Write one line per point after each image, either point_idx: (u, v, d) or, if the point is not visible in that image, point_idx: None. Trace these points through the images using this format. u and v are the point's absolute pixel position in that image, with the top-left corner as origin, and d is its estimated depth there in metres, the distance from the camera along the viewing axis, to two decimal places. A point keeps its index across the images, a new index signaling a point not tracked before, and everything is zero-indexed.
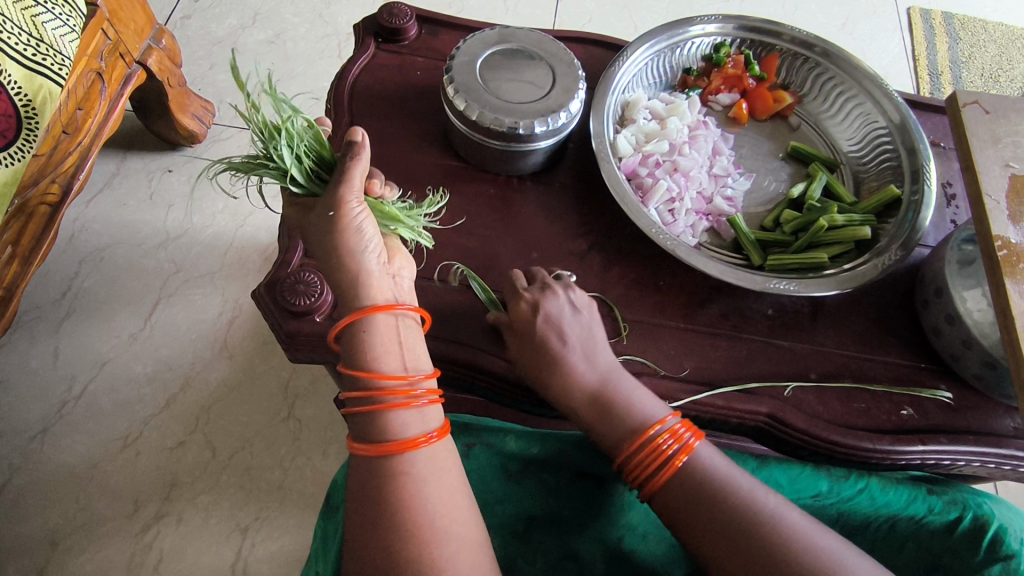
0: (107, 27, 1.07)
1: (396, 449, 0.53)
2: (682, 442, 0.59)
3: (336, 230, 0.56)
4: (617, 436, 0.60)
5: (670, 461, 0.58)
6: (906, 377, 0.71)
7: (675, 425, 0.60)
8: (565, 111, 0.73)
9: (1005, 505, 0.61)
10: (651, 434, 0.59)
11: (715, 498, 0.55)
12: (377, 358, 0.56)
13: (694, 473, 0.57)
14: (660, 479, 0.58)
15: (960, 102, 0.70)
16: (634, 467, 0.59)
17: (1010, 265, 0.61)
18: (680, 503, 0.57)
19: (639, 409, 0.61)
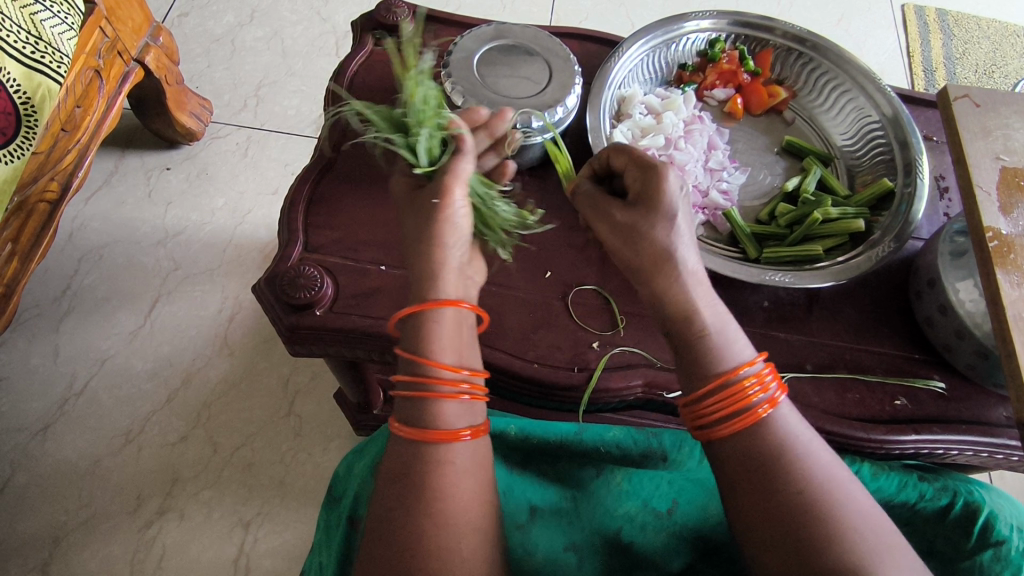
0: (104, 25, 1.07)
1: (439, 437, 0.52)
2: (770, 395, 0.52)
3: (434, 217, 0.58)
4: (699, 367, 0.54)
5: (751, 412, 0.51)
6: (900, 367, 0.72)
7: (766, 374, 0.53)
8: (561, 106, 0.74)
9: (998, 493, 0.62)
10: (740, 376, 0.52)
11: (780, 463, 0.49)
12: (436, 347, 0.56)
13: (769, 434, 0.50)
14: (732, 426, 0.51)
15: (950, 97, 0.71)
16: (705, 406, 0.53)
17: (1000, 256, 0.61)
18: (740, 463, 0.50)
19: (730, 348, 0.54)
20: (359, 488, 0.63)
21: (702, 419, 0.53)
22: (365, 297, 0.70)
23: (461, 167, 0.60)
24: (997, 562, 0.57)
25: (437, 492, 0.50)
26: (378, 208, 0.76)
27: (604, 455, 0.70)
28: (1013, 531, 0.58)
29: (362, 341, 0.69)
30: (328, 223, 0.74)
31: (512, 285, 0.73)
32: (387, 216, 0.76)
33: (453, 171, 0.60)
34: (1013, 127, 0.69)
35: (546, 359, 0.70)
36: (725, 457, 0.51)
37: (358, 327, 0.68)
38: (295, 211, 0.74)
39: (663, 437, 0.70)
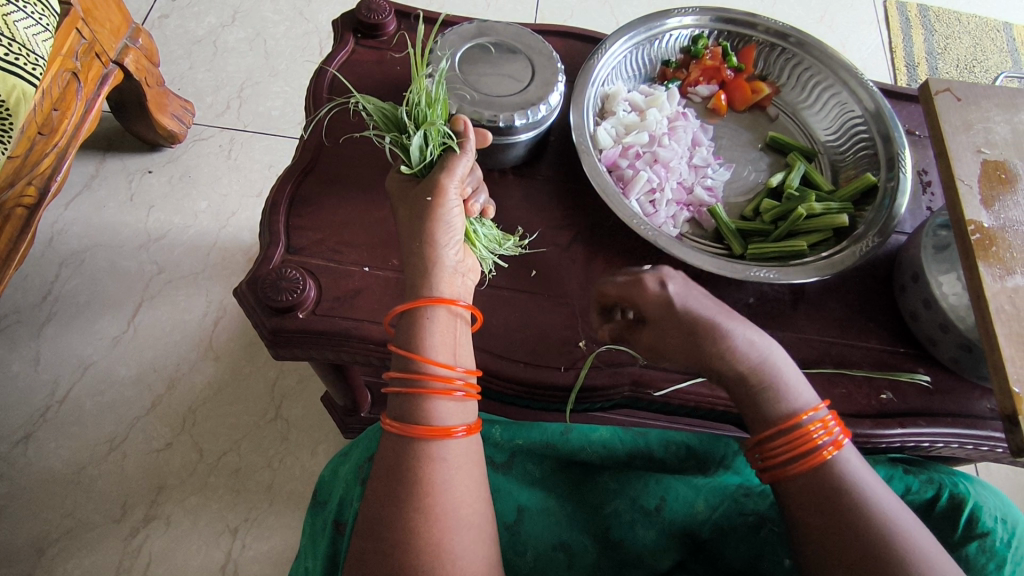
0: (81, 26, 1.05)
1: (434, 435, 0.53)
2: (834, 437, 0.54)
3: (429, 215, 0.59)
4: (765, 414, 0.56)
5: (816, 452, 0.53)
6: (885, 361, 0.72)
7: (829, 418, 0.55)
8: (545, 104, 0.73)
9: (984, 486, 0.62)
10: (804, 420, 0.55)
11: (846, 501, 0.50)
12: (429, 345, 0.56)
13: (838, 475, 0.52)
14: (800, 466, 0.53)
15: (932, 90, 0.71)
16: (773, 447, 0.55)
17: (983, 249, 0.62)
18: (816, 503, 0.51)
19: (795, 398, 0.57)
20: (342, 492, 0.62)
21: (771, 461, 0.55)
22: (349, 299, 0.69)
23: (456, 164, 0.62)
24: (983, 553, 0.57)
25: (422, 496, 0.50)
26: (360, 208, 0.75)
27: (590, 454, 0.69)
28: (998, 523, 0.58)
29: (345, 343, 0.68)
30: (309, 225, 0.73)
31: (497, 284, 0.73)
32: (370, 217, 0.75)
33: (450, 169, 0.62)
34: (994, 120, 0.70)
35: (532, 359, 0.69)
36: (798, 498, 0.53)
37: (340, 329, 0.68)
38: (276, 212, 0.73)
39: (654, 440, 0.71)
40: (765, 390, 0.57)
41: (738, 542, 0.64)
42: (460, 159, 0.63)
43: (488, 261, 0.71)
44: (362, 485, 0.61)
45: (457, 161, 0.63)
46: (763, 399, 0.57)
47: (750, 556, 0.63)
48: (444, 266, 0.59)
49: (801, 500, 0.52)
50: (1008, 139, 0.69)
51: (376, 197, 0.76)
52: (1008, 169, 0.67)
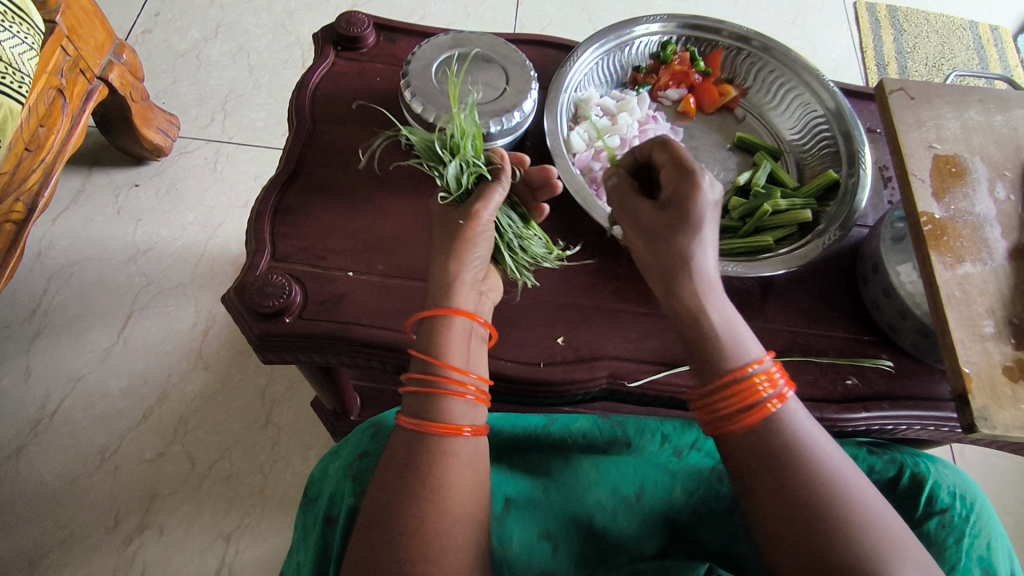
0: (66, 44, 1.07)
1: (446, 431, 0.55)
2: (778, 389, 0.53)
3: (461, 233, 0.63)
4: (711, 367, 0.55)
5: (760, 405, 0.52)
6: (851, 348, 0.75)
7: (773, 370, 0.54)
8: (519, 111, 0.76)
9: (945, 465, 0.66)
10: (748, 373, 0.54)
11: (785, 458, 0.50)
12: (448, 350, 0.59)
13: (780, 432, 0.51)
14: (743, 421, 0.52)
15: (887, 89, 0.75)
16: (715, 401, 0.54)
17: (935, 239, 0.65)
18: (757, 463, 0.51)
19: (742, 347, 0.55)
20: (332, 488, 0.65)
21: (716, 416, 0.54)
22: (334, 303, 0.72)
23: (493, 194, 0.66)
24: (944, 528, 0.61)
25: (404, 486, 0.52)
26: (343, 215, 0.78)
27: (572, 445, 0.72)
28: (957, 498, 0.62)
29: (333, 345, 0.71)
30: (294, 232, 0.76)
31: None
32: (353, 223, 0.77)
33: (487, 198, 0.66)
34: (944, 117, 0.73)
35: (512, 355, 0.72)
36: (740, 454, 0.52)
37: (326, 332, 0.70)
38: (262, 221, 0.76)
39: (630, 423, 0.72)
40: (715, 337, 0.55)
41: (716, 526, 0.68)
42: (496, 189, 0.66)
43: (524, 275, 0.75)
44: (353, 480, 0.63)
45: (494, 191, 0.66)
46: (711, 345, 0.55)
47: (726, 538, 0.67)
48: (464, 280, 0.63)
49: (743, 458, 0.52)
50: (958, 134, 0.72)
51: (358, 204, 0.79)
52: (958, 163, 0.70)
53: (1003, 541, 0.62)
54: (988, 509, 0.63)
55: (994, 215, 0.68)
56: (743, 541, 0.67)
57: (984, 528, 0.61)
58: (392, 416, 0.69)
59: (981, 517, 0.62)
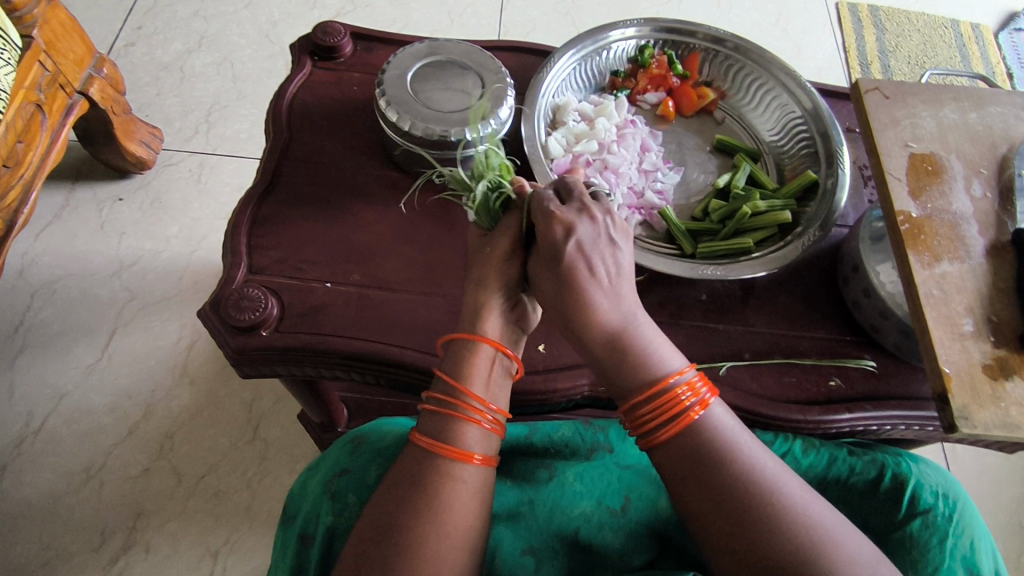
0: (44, 58, 1.07)
1: (455, 455, 0.54)
2: (701, 397, 0.54)
3: (492, 261, 0.62)
4: (631, 382, 0.56)
5: (682, 413, 0.53)
6: (833, 349, 0.75)
7: (696, 379, 0.55)
8: (494, 118, 0.75)
9: (927, 465, 0.66)
10: (670, 384, 0.55)
11: (712, 465, 0.51)
12: (471, 375, 0.58)
13: (704, 439, 0.52)
14: (668, 432, 0.54)
15: (862, 89, 0.75)
16: (642, 415, 0.55)
17: (912, 238, 0.65)
18: (684, 471, 0.52)
19: (659, 358, 0.56)
20: (310, 506, 0.63)
21: (640, 430, 0.55)
22: (312, 315, 0.71)
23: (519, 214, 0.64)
24: (926, 529, 0.60)
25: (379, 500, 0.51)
26: (320, 226, 0.77)
27: (554, 454, 0.72)
28: (938, 498, 0.62)
29: (311, 358, 0.70)
30: (270, 245, 0.75)
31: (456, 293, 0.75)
32: (330, 234, 0.77)
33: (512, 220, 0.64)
34: (920, 116, 0.73)
35: None
36: (669, 467, 0.53)
37: (304, 345, 0.69)
38: (239, 233, 0.75)
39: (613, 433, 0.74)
40: (635, 351, 0.56)
41: None
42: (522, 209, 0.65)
43: None
44: (333, 498, 0.62)
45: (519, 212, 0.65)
46: (630, 360, 0.56)
47: None
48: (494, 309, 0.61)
49: (670, 469, 0.53)
50: (934, 133, 0.72)
51: (335, 215, 0.78)
52: (934, 162, 0.70)
53: (986, 539, 0.63)
54: (970, 508, 0.64)
55: (970, 213, 0.68)
56: None
57: (967, 527, 0.61)
58: (372, 430, 0.68)
59: (964, 516, 0.62)
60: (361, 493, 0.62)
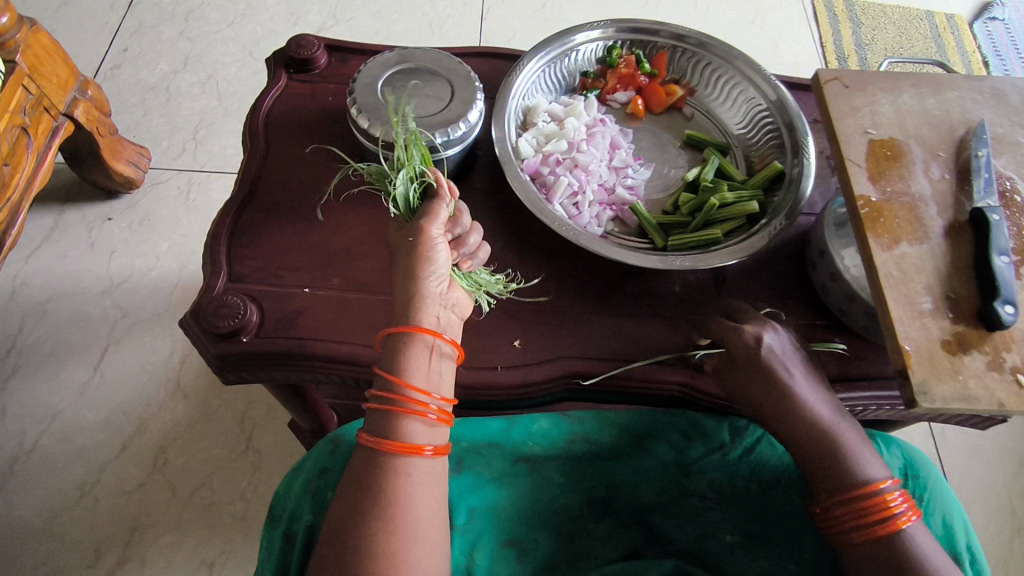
0: (27, 82, 1.09)
1: (403, 452, 0.55)
2: (907, 507, 0.56)
3: (415, 252, 0.61)
4: (835, 485, 0.58)
5: (892, 520, 0.55)
6: (806, 334, 0.76)
7: (899, 488, 0.58)
8: (464, 121, 0.77)
9: (900, 444, 0.69)
10: (881, 490, 0.57)
11: (919, 572, 0.53)
12: (410, 367, 0.58)
13: (911, 549, 0.54)
14: (872, 534, 0.55)
15: (822, 80, 0.76)
16: (843, 517, 0.57)
17: (872, 221, 0.67)
18: (886, 573, 0.54)
19: (869, 463, 0.59)
20: (292, 505, 0.66)
21: (837, 526, 0.57)
22: (291, 320, 0.73)
23: (439, 210, 0.65)
24: None
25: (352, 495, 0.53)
26: (297, 234, 0.79)
27: (532, 448, 0.70)
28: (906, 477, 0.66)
29: (291, 363, 0.71)
30: (249, 253, 0.77)
31: None
32: (308, 241, 0.78)
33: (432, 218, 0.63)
34: (879, 103, 0.75)
35: (471, 360, 0.73)
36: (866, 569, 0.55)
37: (284, 349, 0.71)
38: (218, 243, 0.77)
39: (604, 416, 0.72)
40: (845, 454, 0.59)
41: (683, 523, 0.68)
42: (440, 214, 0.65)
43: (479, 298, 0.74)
44: (313, 497, 0.65)
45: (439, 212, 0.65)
46: (839, 461, 0.59)
47: (694, 535, 0.67)
48: (428, 295, 0.61)
49: (872, 572, 0.55)
50: (893, 119, 0.74)
51: (312, 223, 0.80)
52: (894, 147, 0.72)
53: (961, 516, 0.64)
54: (944, 487, 0.66)
55: (929, 195, 0.69)
56: (713, 538, 0.66)
57: (938, 503, 0.65)
58: (348, 430, 0.70)
59: (934, 493, 0.65)
60: None
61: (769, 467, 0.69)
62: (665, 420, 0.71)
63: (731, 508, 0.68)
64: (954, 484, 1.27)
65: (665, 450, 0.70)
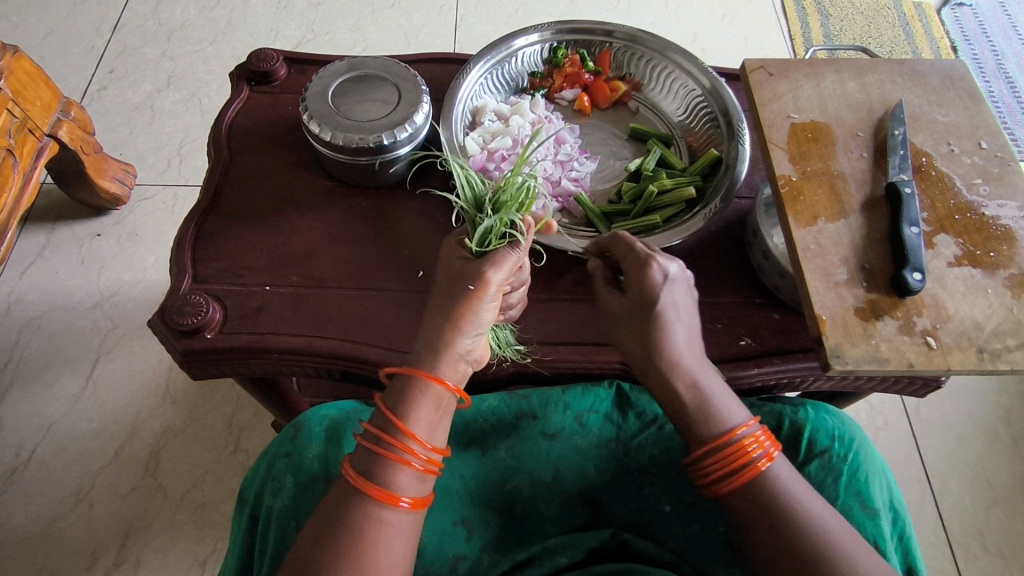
0: (12, 106, 1.14)
1: (378, 496, 0.55)
2: (766, 450, 0.61)
3: (461, 297, 0.60)
4: (701, 431, 0.63)
5: (752, 465, 0.60)
6: (745, 312, 0.80)
7: (759, 432, 0.62)
8: (410, 123, 0.81)
9: (831, 410, 0.71)
10: (738, 435, 0.61)
11: (779, 516, 0.57)
12: (413, 414, 0.58)
13: (769, 487, 0.59)
14: (735, 482, 0.60)
15: (748, 69, 0.80)
16: (710, 466, 0.62)
17: (791, 200, 0.71)
18: (747, 513, 0.59)
19: (729, 411, 0.63)
20: (256, 488, 0.70)
21: (707, 478, 0.62)
22: (252, 316, 0.77)
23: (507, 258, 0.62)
24: (822, 469, 0.67)
25: None
26: (259, 235, 0.83)
27: (481, 425, 0.74)
28: (834, 440, 0.68)
29: (253, 356, 0.76)
30: (214, 257, 0.81)
31: (385, 286, 0.81)
32: (269, 241, 0.83)
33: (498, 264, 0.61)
34: (802, 89, 0.79)
35: None
36: (734, 514, 0.60)
37: (245, 344, 0.75)
38: (184, 248, 0.81)
39: (550, 395, 0.76)
40: (706, 404, 0.63)
41: (626, 498, 0.72)
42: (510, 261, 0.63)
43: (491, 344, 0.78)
44: (272, 481, 0.68)
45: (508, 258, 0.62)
46: (701, 413, 0.63)
47: (635, 508, 0.71)
48: (455, 348, 0.60)
49: (737, 514, 0.60)
50: (815, 103, 0.77)
51: (273, 225, 0.84)
52: (815, 129, 0.76)
53: (882, 474, 0.68)
54: (869, 448, 0.69)
55: (848, 172, 0.73)
56: (653, 509, 0.71)
57: (862, 462, 0.67)
58: (313, 415, 0.72)
59: (860, 453, 0.68)
60: (298, 475, 0.68)
61: None
62: (602, 394, 0.76)
63: (669, 480, 0.72)
64: (927, 460, 1.30)
65: (601, 424, 0.74)
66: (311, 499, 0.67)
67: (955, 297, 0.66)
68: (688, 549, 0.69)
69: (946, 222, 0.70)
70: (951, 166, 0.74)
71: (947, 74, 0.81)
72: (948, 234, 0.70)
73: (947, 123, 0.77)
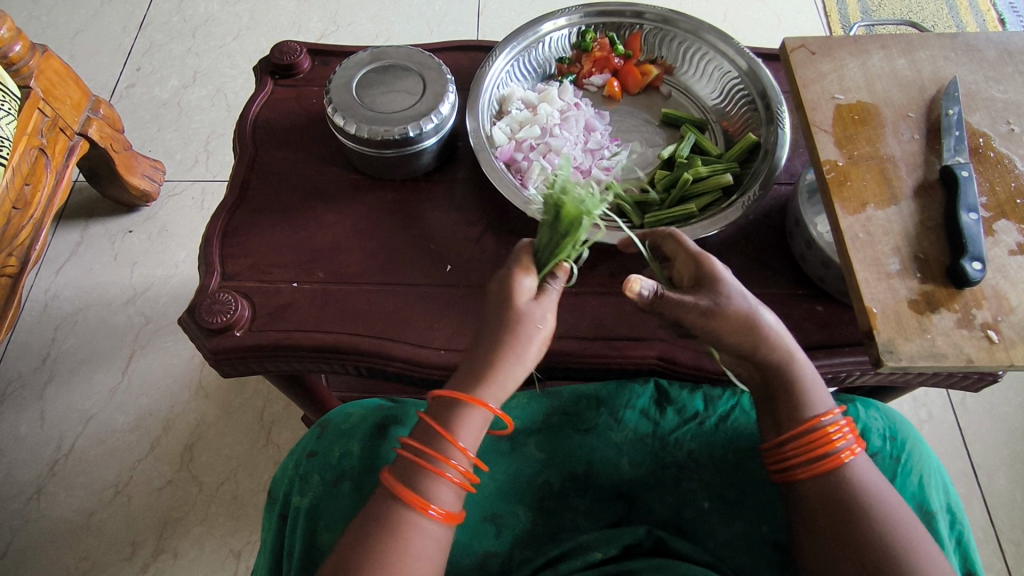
0: (42, 106, 1.14)
1: (414, 505, 0.54)
2: (850, 442, 0.57)
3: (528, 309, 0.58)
4: (784, 417, 0.59)
5: (833, 456, 0.56)
6: (787, 303, 0.76)
7: (846, 424, 0.58)
8: (435, 114, 0.79)
9: (880, 408, 0.68)
10: (823, 422, 0.58)
11: (858, 511, 0.53)
12: (460, 429, 0.56)
13: (851, 477, 0.55)
14: (812, 470, 0.57)
15: (788, 48, 0.76)
16: (788, 449, 0.58)
17: (838, 185, 0.67)
18: (827, 500, 0.55)
19: (818, 397, 0.59)
20: (286, 487, 0.69)
21: (784, 462, 0.59)
22: (280, 313, 0.76)
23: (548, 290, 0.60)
24: None
25: None
26: (285, 231, 0.82)
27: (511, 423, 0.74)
28: (885, 441, 0.65)
29: (282, 353, 0.75)
30: (242, 253, 0.81)
31: (414, 281, 0.79)
32: (297, 237, 0.82)
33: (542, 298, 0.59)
34: (847, 67, 0.74)
35: (452, 343, 0.75)
36: (807, 499, 0.56)
37: (275, 342, 0.75)
38: (212, 245, 0.81)
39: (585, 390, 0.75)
40: (790, 388, 0.60)
41: (664, 494, 0.69)
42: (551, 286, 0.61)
43: None
44: (301, 480, 0.67)
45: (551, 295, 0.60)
46: (783, 398, 0.60)
47: (673, 505, 0.68)
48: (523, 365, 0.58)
49: (813, 501, 0.56)
50: (861, 82, 0.73)
51: (299, 220, 0.83)
52: (862, 110, 0.71)
53: (938, 474, 0.65)
54: (923, 447, 0.66)
55: (899, 155, 0.69)
56: (692, 507, 0.68)
57: (916, 463, 0.64)
58: (339, 413, 0.72)
59: (913, 454, 0.64)
60: (326, 473, 0.67)
61: (744, 435, 0.70)
62: (639, 390, 0.75)
63: (708, 476, 0.69)
64: (974, 454, 1.24)
65: (638, 421, 0.72)
66: (339, 497, 0.65)
67: (1017, 286, 0.62)
68: (727, 550, 0.65)
69: (1007, 207, 0.66)
70: (1011, 146, 0.69)
71: (1004, 48, 0.76)
72: (1010, 220, 0.65)
73: (1007, 101, 0.72)
